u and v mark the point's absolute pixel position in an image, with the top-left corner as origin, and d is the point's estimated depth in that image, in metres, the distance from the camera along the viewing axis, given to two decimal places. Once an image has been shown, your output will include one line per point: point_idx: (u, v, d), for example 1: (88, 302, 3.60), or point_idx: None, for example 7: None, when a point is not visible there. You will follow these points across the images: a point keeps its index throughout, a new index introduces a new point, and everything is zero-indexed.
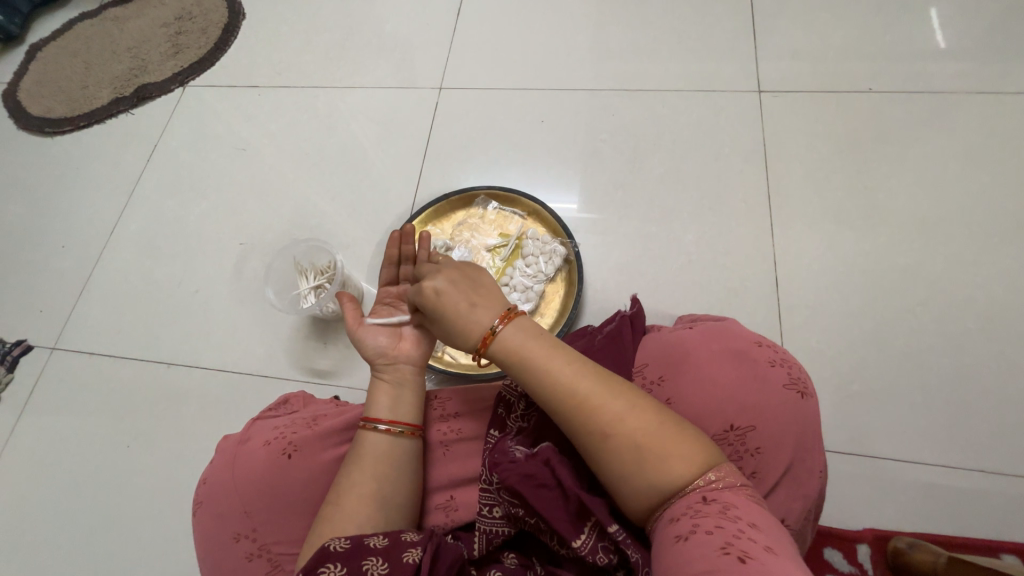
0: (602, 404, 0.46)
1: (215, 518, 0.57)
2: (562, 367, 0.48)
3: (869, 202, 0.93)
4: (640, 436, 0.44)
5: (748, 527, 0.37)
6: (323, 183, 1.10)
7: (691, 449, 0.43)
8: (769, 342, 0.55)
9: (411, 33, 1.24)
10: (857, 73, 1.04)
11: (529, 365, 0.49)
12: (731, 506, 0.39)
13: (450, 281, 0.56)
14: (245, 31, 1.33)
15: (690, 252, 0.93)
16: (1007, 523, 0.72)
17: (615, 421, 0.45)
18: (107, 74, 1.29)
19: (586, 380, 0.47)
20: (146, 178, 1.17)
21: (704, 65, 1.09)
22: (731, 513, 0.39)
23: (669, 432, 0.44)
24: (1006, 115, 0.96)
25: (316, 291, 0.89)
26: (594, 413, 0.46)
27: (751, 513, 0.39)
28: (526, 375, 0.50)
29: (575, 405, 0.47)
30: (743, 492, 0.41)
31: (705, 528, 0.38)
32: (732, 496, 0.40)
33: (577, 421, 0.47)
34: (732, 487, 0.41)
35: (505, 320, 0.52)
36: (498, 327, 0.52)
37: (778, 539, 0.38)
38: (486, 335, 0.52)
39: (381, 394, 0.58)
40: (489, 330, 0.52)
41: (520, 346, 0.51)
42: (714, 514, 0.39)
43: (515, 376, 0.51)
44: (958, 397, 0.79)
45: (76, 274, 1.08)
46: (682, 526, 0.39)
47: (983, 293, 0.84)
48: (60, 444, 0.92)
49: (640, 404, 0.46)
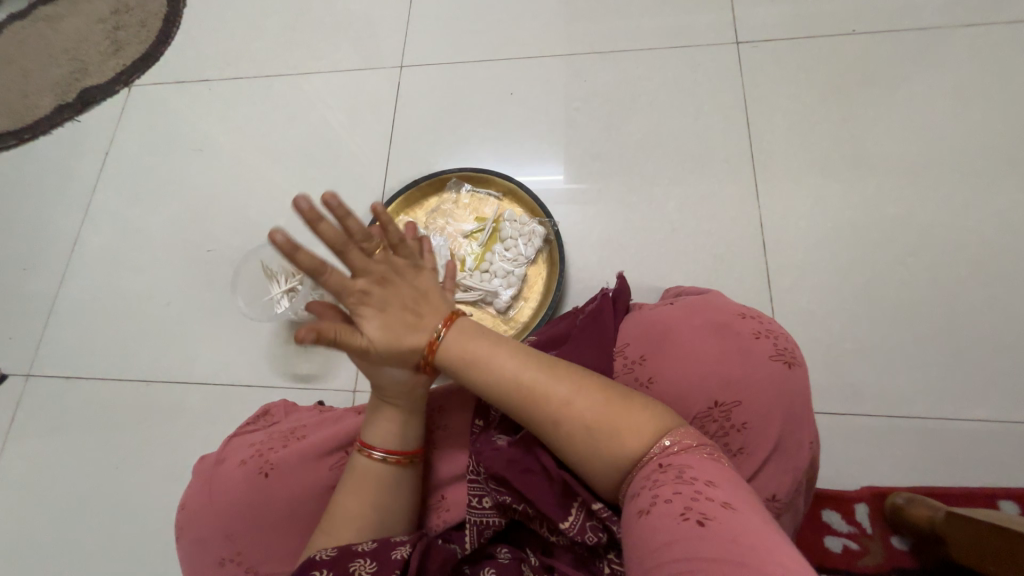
0: (546, 393, 0.44)
1: (197, 543, 0.56)
2: (503, 360, 0.46)
3: (856, 152, 0.89)
4: (589, 417, 0.42)
5: (706, 486, 0.36)
6: (287, 179, 1.05)
7: (644, 418, 0.41)
8: (754, 312, 0.53)
9: (366, 8, 1.16)
10: (839, 14, 0.98)
11: (470, 363, 0.46)
12: (687, 468, 0.38)
13: (394, 306, 0.47)
14: (188, 20, 1.24)
15: (674, 220, 0.90)
16: (1002, 469, 0.72)
17: (562, 407, 0.43)
18: (45, 80, 1.21)
19: (529, 370, 0.45)
20: (102, 189, 1.12)
21: (678, 17, 1.02)
22: (688, 476, 0.37)
23: (617, 406, 0.42)
24: (995, 46, 0.91)
25: (288, 294, 0.85)
26: (540, 404, 0.44)
27: (710, 471, 0.38)
28: (470, 377, 0.47)
29: (521, 399, 0.44)
30: (701, 451, 0.39)
31: (663, 497, 0.36)
32: (688, 457, 0.39)
33: (527, 414, 0.45)
34: (689, 449, 0.39)
35: (447, 324, 0.48)
36: (441, 333, 0.47)
37: (741, 494, 0.36)
38: (430, 343, 0.47)
39: (384, 420, 0.51)
40: (433, 337, 0.47)
41: (462, 346, 0.47)
42: (671, 480, 0.37)
43: (461, 380, 0.48)
44: (951, 347, 0.78)
45: (41, 296, 1.04)
46: (643, 499, 0.38)
47: (975, 237, 0.82)
48: (49, 471, 0.90)
49: (584, 386, 0.44)
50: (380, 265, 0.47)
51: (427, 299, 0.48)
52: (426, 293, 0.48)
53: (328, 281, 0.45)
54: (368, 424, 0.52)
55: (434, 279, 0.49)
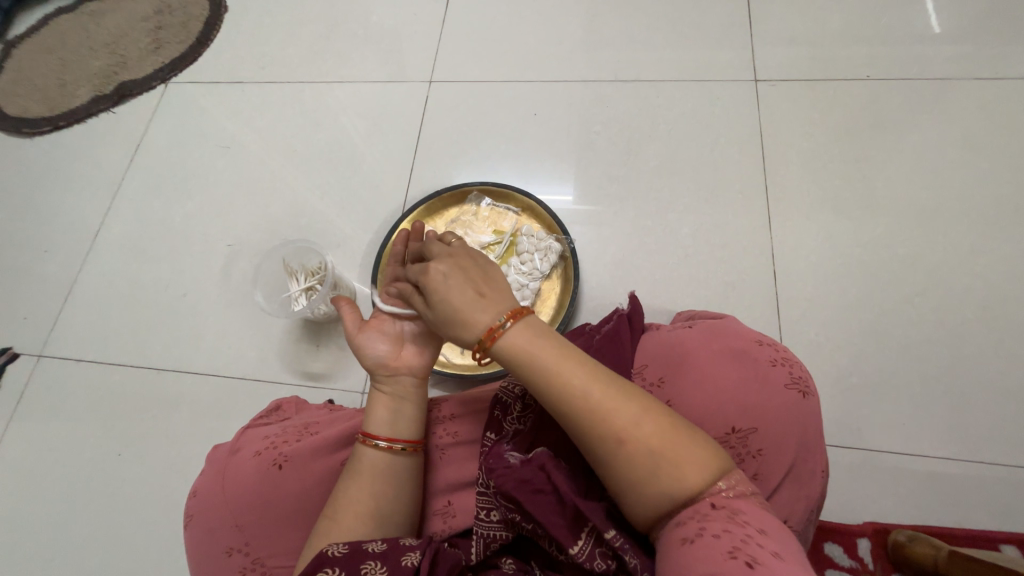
0: (612, 408, 0.44)
1: (206, 531, 0.57)
2: (574, 371, 0.45)
3: (867, 193, 0.92)
4: (652, 441, 0.42)
5: (757, 533, 0.37)
6: (311, 181, 1.08)
7: (703, 455, 0.42)
8: (769, 340, 0.54)
9: (398, 23, 1.21)
10: (854, 60, 1.02)
11: (538, 363, 0.46)
12: (739, 512, 0.38)
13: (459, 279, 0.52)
14: (227, 24, 1.29)
15: (687, 245, 0.92)
16: (1005, 515, 0.72)
17: (626, 426, 0.43)
18: (85, 72, 1.25)
19: (598, 383, 0.45)
20: (130, 179, 1.14)
21: (700, 53, 1.07)
22: (740, 519, 0.38)
23: (681, 435, 0.43)
24: (1004, 100, 0.95)
25: (307, 293, 0.86)
26: (603, 417, 0.43)
27: (762, 521, 0.38)
28: (535, 376, 0.46)
29: (586, 408, 0.44)
30: (753, 500, 0.40)
31: (711, 531, 0.37)
32: (742, 503, 0.39)
33: (588, 424, 0.44)
34: (740, 495, 0.40)
35: (513, 318, 0.48)
36: (505, 325, 0.48)
37: (788, 546, 0.37)
38: (491, 331, 0.48)
39: (379, 407, 0.56)
40: (497, 325, 0.48)
41: (530, 343, 0.47)
42: (721, 519, 0.38)
43: (523, 378, 0.47)
44: (956, 388, 0.79)
45: (61, 279, 1.06)
46: (689, 530, 0.38)
47: (981, 282, 0.84)
48: (52, 453, 0.91)
49: (648, 409, 0.44)
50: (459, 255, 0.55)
51: (497, 289, 0.52)
52: (498, 283, 0.52)
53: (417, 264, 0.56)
54: (364, 413, 0.57)
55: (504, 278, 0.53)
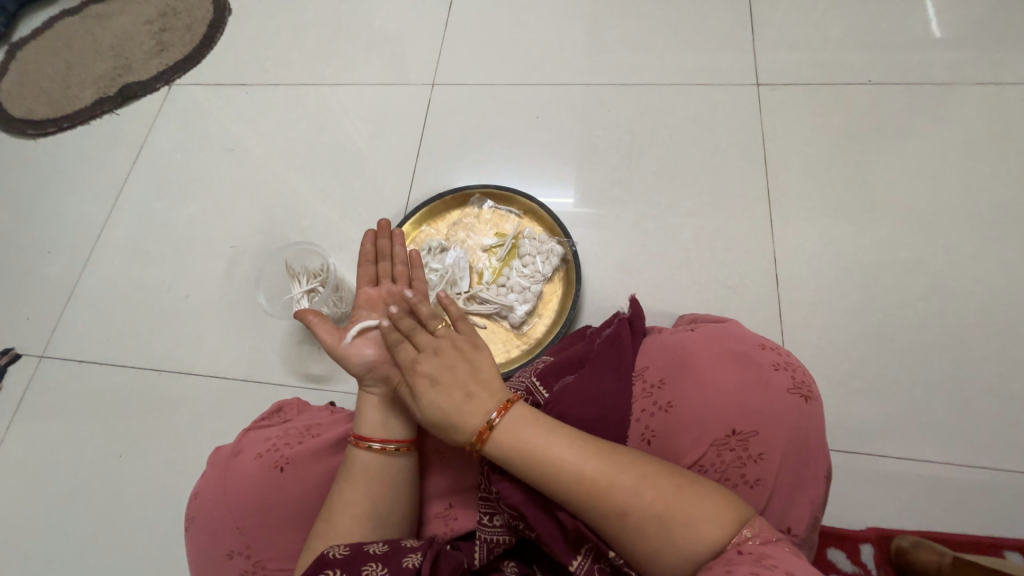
0: (612, 484, 0.44)
1: (207, 534, 0.57)
2: (564, 448, 0.46)
3: (869, 196, 0.92)
4: (660, 507, 0.42)
5: (785, 574, 0.36)
6: (314, 183, 1.08)
7: (715, 509, 0.42)
8: (772, 344, 0.54)
9: (401, 26, 1.22)
10: (855, 64, 1.02)
11: (531, 453, 0.46)
12: (766, 556, 0.38)
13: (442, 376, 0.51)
14: (231, 27, 1.30)
15: (689, 248, 0.92)
16: (1009, 520, 0.71)
17: (630, 499, 0.43)
18: (89, 73, 1.26)
19: (592, 462, 0.45)
20: (133, 180, 1.15)
21: (701, 57, 1.07)
22: (767, 562, 0.38)
23: (687, 493, 0.43)
24: (1005, 105, 0.95)
25: (309, 295, 0.86)
26: (605, 495, 0.44)
27: (789, 562, 0.38)
28: (530, 468, 0.46)
29: (588, 490, 0.44)
30: (781, 545, 0.40)
31: (739, 573, 0.37)
32: (769, 548, 0.39)
33: (593, 504, 0.44)
34: (768, 542, 0.41)
35: (501, 411, 0.48)
36: (494, 422, 0.48)
37: None
38: (481, 430, 0.48)
39: (369, 410, 0.57)
40: (487, 425, 0.48)
41: (520, 437, 0.47)
42: (748, 562, 0.38)
43: (519, 471, 0.47)
44: (959, 393, 0.78)
45: (63, 279, 1.06)
46: (716, 573, 0.38)
47: (983, 286, 0.84)
48: (53, 454, 0.91)
49: (648, 473, 0.44)
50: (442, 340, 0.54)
51: (481, 379, 0.51)
52: (481, 375, 0.51)
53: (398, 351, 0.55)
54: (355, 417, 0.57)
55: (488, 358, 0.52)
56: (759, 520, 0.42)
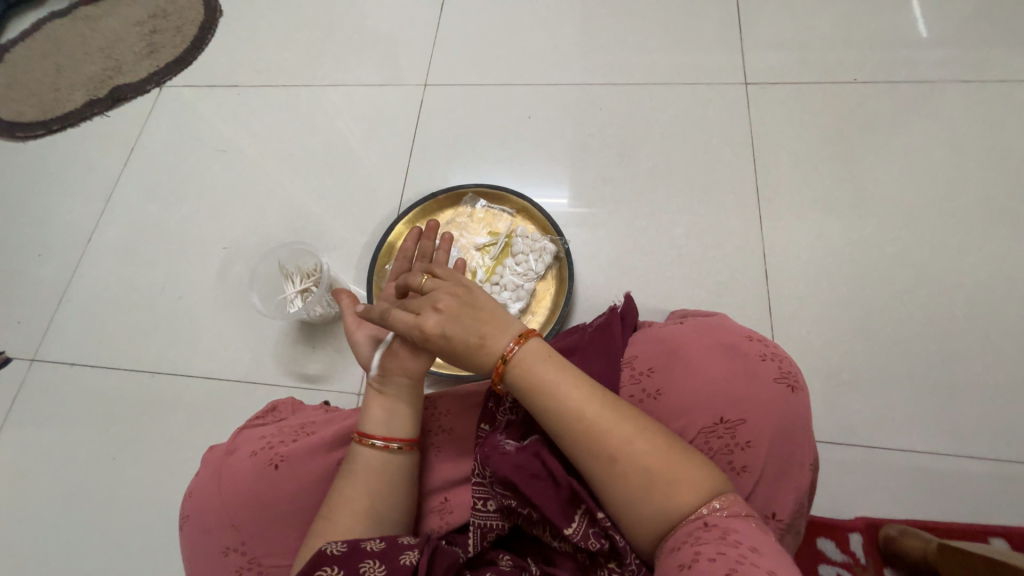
0: (609, 430, 0.45)
1: (202, 532, 0.57)
2: (570, 390, 0.47)
3: (856, 193, 0.93)
4: (647, 462, 0.43)
5: (749, 552, 0.37)
6: (307, 184, 1.08)
7: (698, 476, 0.43)
8: (760, 336, 0.55)
9: (394, 28, 1.22)
10: (842, 63, 1.04)
11: (538, 386, 0.48)
12: (731, 531, 0.39)
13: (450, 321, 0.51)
14: (223, 28, 1.29)
15: (680, 245, 0.93)
16: (994, 508, 0.73)
17: (622, 448, 0.44)
18: (79, 76, 1.25)
19: (596, 405, 0.46)
20: (124, 182, 1.14)
21: (691, 56, 1.08)
22: (733, 540, 0.38)
23: (676, 457, 0.44)
24: (988, 102, 0.97)
25: (303, 295, 0.87)
26: (600, 437, 0.45)
27: (754, 539, 0.38)
28: (534, 397, 0.48)
29: (583, 431, 0.45)
30: (746, 518, 0.41)
31: (707, 555, 0.37)
32: (736, 522, 0.40)
33: (584, 444, 0.45)
34: (737, 516, 0.41)
35: (520, 341, 0.50)
36: (513, 349, 0.49)
37: (782, 564, 0.37)
38: (499, 362, 0.49)
39: (374, 409, 0.57)
40: (503, 357, 0.49)
41: (532, 369, 0.48)
42: (715, 540, 0.38)
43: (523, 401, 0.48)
44: (945, 384, 0.80)
45: (54, 282, 1.06)
46: (685, 555, 0.38)
47: (968, 279, 0.85)
48: (45, 457, 0.90)
49: (646, 429, 0.45)
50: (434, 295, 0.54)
51: (488, 315, 0.51)
52: (482, 313, 0.51)
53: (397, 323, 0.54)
54: (359, 416, 0.57)
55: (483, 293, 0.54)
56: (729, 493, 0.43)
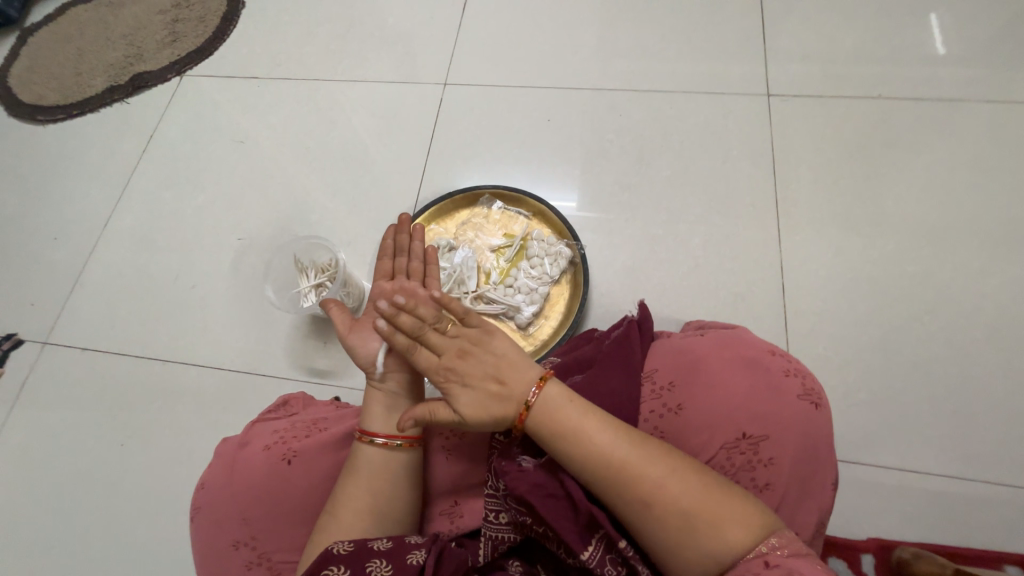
0: (643, 472, 0.45)
1: (213, 524, 0.57)
2: (597, 433, 0.47)
3: (876, 209, 0.92)
4: (688, 503, 0.43)
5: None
6: (324, 178, 1.08)
7: (745, 513, 0.42)
8: (782, 351, 0.55)
9: (414, 25, 1.22)
10: (865, 78, 1.03)
11: (564, 431, 0.48)
12: (795, 572, 0.38)
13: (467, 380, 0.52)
14: (244, 20, 1.30)
15: (696, 255, 0.92)
16: (1009, 534, 0.72)
17: (660, 490, 0.44)
18: (101, 62, 1.26)
19: (626, 447, 0.46)
20: (141, 169, 1.15)
21: (713, 65, 1.08)
22: None
23: (717, 495, 0.43)
24: (1013, 122, 0.96)
25: (317, 290, 0.86)
26: (635, 481, 0.45)
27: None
28: (562, 443, 0.48)
29: (617, 475, 0.45)
30: (811, 560, 0.40)
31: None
32: (800, 564, 0.39)
33: (620, 488, 0.45)
34: (797, 555, 0.40)
35: (540, 385, 0.50)
36: (529, 404, 0.49)
37: None
38: (521, 410, 0.50)
39: (374, 405, 0.57)
40: (523, 406, 0.50)
41: (555, 414, 0.48)
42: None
43: (550, 447, 0.49)
44: (963, 406, 0.79)
45: (69, 267, 1.06)
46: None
47: (988, 301, 0.84)
48: (53, 441, 0.90)
49: (680, 467, 0.45)
50: (456, 340, 0.54)
51: (507, 367, 0.52)
52: (503, 368, 0.52)
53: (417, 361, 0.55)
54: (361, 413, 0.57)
55: (506, 341, 0.53)
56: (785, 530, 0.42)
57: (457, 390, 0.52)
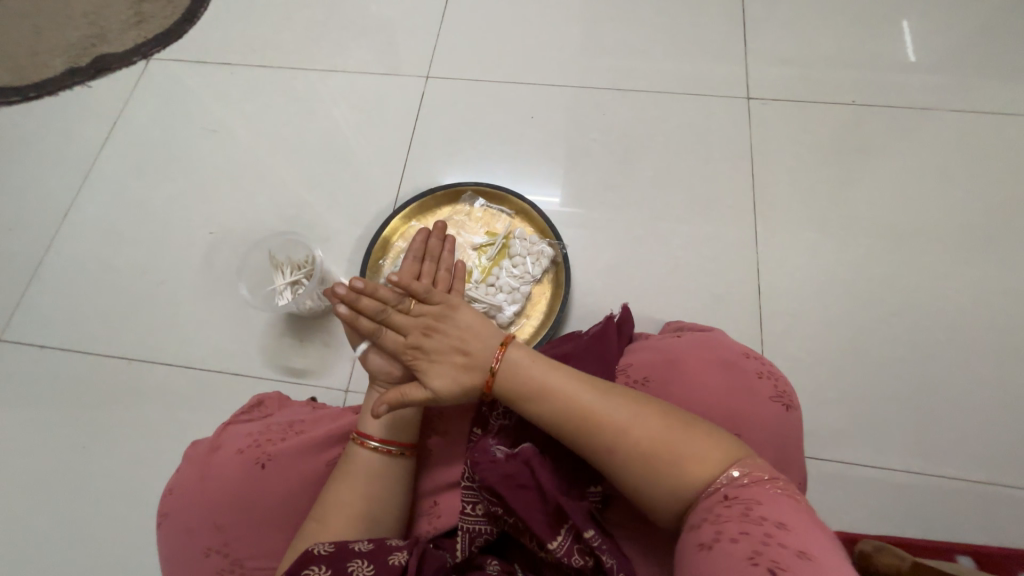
0: (601, 417, 0.46)
1: (184, 531, 0.56)
2: (555, 385, 0.48)
3: (849, 213, 0.95)
4: (647, 442, 0.44)
5: (775, 529, 0.35)
6: (301, 171, 1.05)
7: (705, 447, 0.43)
8: (756, 353, 0.56)
9: (396, 15, 1.19)
10: (842, 84, 1.06)
11: (525, 385, 0.49)
12: (754, 506, 0.37)
13: (437, 356, 0.53)
14: (217, 2, 1.24)
15: (677, 255, 0.93)
16: (959, 524, 0.76)
17: (618, 432, 0.45)
18: (60, 41, 1.19)
19: (582, 395, 0.47)
20: (105, 157, 1.09)
21: (696, 66, 1.09)
22: (756, 516, 0.36)
23: (675, 431, 0.44)
24: (978, 132, 1.00)
25: (293, 287, 0.84)
26: (593, 427, 0.46)
27: (784, 513, 0.36)
28: (524, 398, 0.49)
29: (576, 422, 0.47)
30: (773, 489, 0.39)
31: (728, 535, 0.36)
32: (758, 494, 0.38)
33: (582, 434, 0.47)
34: (760, 483, 0.39)
35: (502, 349, 0.51)
36: (494, 369, 0.51)
37: (819, 543, 0.34)
38: (487, 377, 0.51)
39: (374, 409, 0.56)
40: (489, 373, 0.51)
41: (515, 370, 0.50)
42: (736, 518, 0.37)
43: (515, 403, 0.50)
44: (924, 405, 0.83)
45: (26, 259, 1.00)
46: (705, 533, 0.37)
47: (950, 303, 0.88)
48: (11, 443, 0.86)
49: (637, 409, 0.46)
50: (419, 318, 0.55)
51: (471, 337, 0.53)
52: (466, 338, 0.53)
53: (386, 344, 0.56)
54: (358, 415, 0.56)
55: (467, 312, 0.54)
56: (752, 460, 0.42)
57: (427, 367, 0.53)
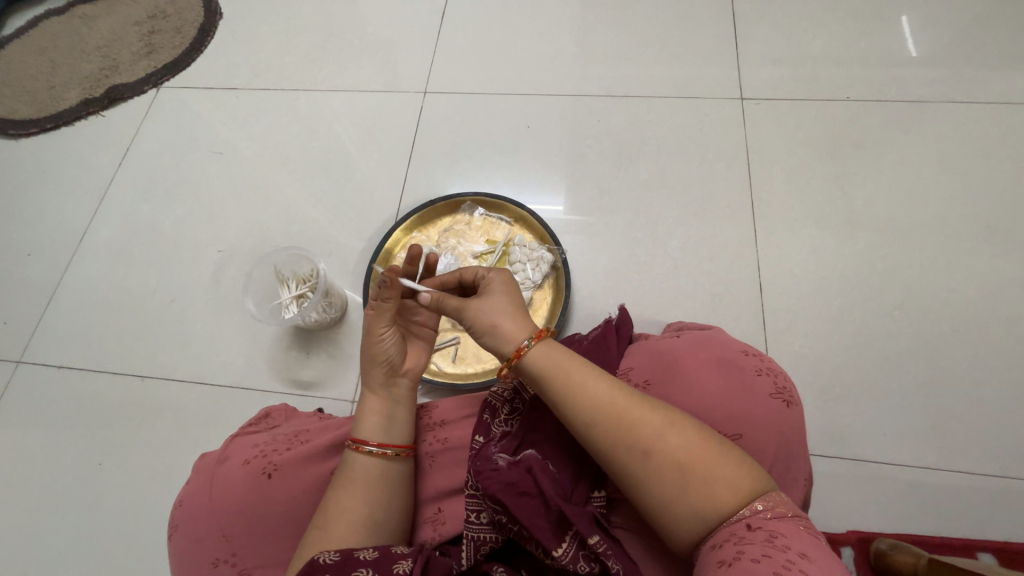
0: (639, 420, 0.46)
1: (193, 543, 0.57)
2: (595, 384, 0.48)
3: (848, 208, 0.95)
4: (682, 456, 0.43)
5: (798, 557, 0.36)
6: (305, 188, 1.08)
7: (737, 473, 0.42)
8: (755, 351, 0.56)
9: (394, 34, 1.22)
10: (835, 81, 1.06)
11: (564, 377, 0.49)
12: (777, 534, 0.38)
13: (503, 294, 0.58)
14: (223, 30, 1.29)
15: (675, 256, 0.94)
16: (982, 521, 0.74)
17: (655, 439, 0.44)
18: (75, 74, 1.24)
19: (623, 397, 0.47)
20: (118, 183, 1.13)
21: (688, 70, 1.10)
22: (779, 542, 0.37)
23: (712, 451, 0.43)
24: (976, 122, 0.99)
25: (298, 300, 0.86)
26: (632, 428, 0.45)
27: (804, 544, 0.37)
28: (560, 393, 0.49)
29: (612, 423, 0.46)
30: (794, 524, 0.40)
31: (750, 555, 0.36)
32: (781, 526, 0.39)
33: (616, 437, 0.46)
34: (781, 517, 0.40)
35: (537, 338, 0.52)
36: (531, 344, 0.52)
37: (833, 571, 0.36)
38: (520, 348, 0.52)
39: (370, 413, 0.56)
40: (522, 347, 0.52)
41: (556, 363, 0.50)
42: (759, 542, 0.37)
43: (551, 394, 0.50)
44: (935, 399, 0.81)
45: (43, 283, 1.04)
46: (726, 552, 0.38)
47: (957, 295, 0.87)
48: (30, 462, 0.88)
49: (678, 421, 0.45)
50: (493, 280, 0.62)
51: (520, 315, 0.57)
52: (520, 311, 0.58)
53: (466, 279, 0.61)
54: (354, 421, 0.56)
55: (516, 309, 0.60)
56: (777, 495, 0.42)
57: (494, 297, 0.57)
